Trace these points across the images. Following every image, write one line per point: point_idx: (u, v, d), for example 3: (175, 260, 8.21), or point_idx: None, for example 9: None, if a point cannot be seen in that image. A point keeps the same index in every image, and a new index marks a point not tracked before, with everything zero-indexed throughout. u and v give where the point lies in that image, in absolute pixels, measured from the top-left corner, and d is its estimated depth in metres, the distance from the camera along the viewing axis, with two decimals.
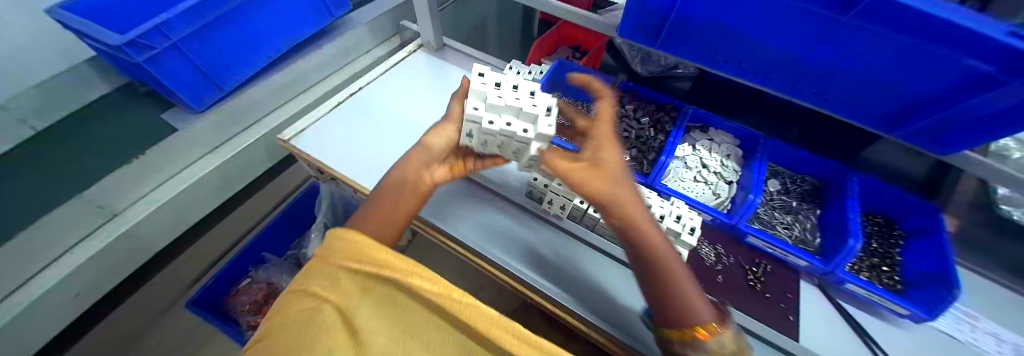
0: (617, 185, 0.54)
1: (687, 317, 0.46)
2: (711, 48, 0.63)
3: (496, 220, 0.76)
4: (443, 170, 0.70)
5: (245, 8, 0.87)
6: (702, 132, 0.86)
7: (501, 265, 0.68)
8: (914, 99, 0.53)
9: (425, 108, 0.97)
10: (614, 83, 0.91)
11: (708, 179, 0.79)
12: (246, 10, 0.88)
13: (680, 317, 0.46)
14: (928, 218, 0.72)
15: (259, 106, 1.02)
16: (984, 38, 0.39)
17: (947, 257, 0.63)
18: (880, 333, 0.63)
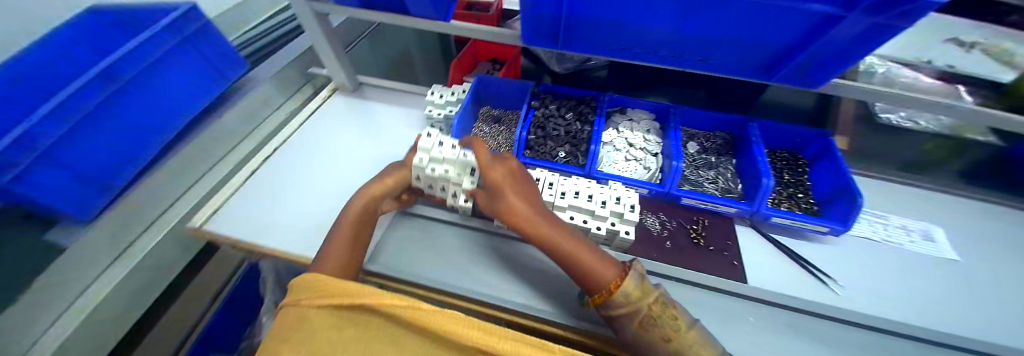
0: (507, 194, 0.62)
1: (594, 280, 0.53)
2: (609, 40, 0.70)
3: (450, 247, 0.72)
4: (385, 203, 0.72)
5: (128, 92, 0.81)
6: (622, 114, 0.92)
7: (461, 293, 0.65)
8: (778, 48, 0.61)
9: (352, 149, 0.93)
10: (533, 86, 0.93)
11: (636, 156, 0.84)
12: (131, 95, 0.81)
13: (589, 283, 0.54)
14: (822, 143, 0.82)
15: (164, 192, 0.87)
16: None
17: (844, 172, 0.72)
18: (808, 252, 0.72)
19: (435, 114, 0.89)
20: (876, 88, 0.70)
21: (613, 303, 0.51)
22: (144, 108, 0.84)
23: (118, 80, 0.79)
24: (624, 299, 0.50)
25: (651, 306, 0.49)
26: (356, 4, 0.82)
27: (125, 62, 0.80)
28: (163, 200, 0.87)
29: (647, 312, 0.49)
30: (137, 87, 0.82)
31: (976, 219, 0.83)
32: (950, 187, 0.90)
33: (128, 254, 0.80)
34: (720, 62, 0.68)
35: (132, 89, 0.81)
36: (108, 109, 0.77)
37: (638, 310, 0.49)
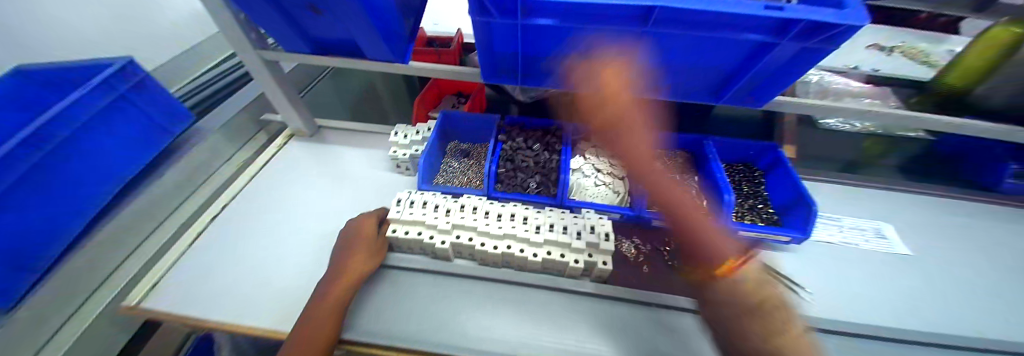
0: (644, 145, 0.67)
1: (719, 252, 0.56)
2: (566, 73, 0.71)
3: (427, 300, 0.67)
4: (359, 261, 0.65)
5: (53, 158, 0.72)
6: (587, 140, 0.94)
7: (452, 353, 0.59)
8: (722, 74, 0.65)
9: (312, 198, 0.88)
10: (498, 119, 0.93)
11: (605, 180, 0.85)
12: (55, 161, 0.73)
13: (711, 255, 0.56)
14: (773, 154, 0.87)
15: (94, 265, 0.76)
16: (755, 26, 0.52)
17: (796, 181, 0.76)
18: (775, 262, 0.75)
19: (400, 154, 0.86)
20: (812, 102, 0.75)
21: (738, 275, 0.53)
22: (71, 173, 0.75)
23: (42, 148, 0.70)
24: (745, 274, 0.53)
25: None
26: (308, 50, 0.80)
27: (53, 126, 0.71)
28: (92, 274, 0.76)
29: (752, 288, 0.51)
30: (63, 152, 0.74)
31: (910, 214, 0.92)
32: (893, 185, 1.00)
33: (55, 342, 0.68)
34: (673, 89, 0.71)
35: (58, 155, 0.73)
36: (31, 178, 0.69)
37: (754, 293, 0.50)
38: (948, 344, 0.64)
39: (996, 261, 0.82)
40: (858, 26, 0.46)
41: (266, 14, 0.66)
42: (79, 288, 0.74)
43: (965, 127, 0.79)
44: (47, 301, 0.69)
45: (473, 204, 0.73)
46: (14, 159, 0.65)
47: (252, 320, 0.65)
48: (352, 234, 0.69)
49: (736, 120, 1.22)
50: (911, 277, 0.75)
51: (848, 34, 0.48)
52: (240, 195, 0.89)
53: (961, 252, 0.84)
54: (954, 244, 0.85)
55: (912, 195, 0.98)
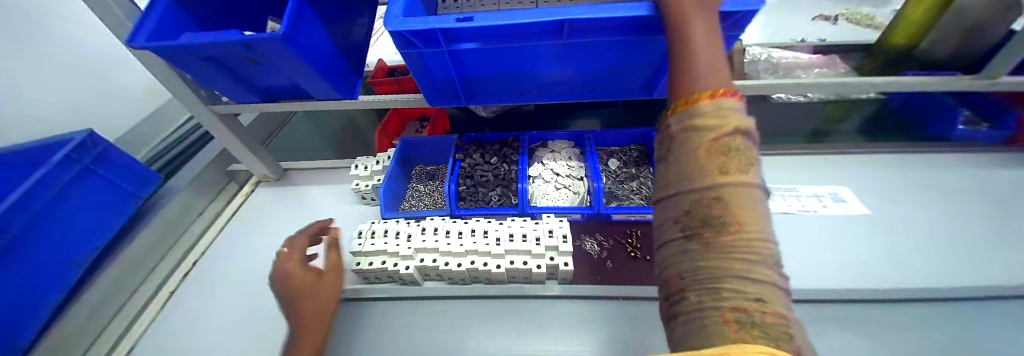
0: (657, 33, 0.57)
1: (692, 84, 0.39)
2: (507, 89, 0.75)
3: (397, 327, 0.68)
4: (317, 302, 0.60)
5: (27, 235, 0.72)
6: (544, 147, 0.97)
7: None
8: (648, 71, 0.68)
9: (281, 244, 0.92)
10: (456, 139, 0.96)
11: (564, 183, 0.87)
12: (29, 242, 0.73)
13: (679, 90, 0.40)
14: None
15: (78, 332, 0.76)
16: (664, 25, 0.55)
17: None
18: None
19: (363, 186, 0.89)
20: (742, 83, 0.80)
21: (697, 109, 0.37)
22: (42, 254, 0.76)
23: (9, 231, 0.69)
24: (713, 108, 0.36)
25: (712, 170, 0.33)
26: (257, 99, 0.83)
27: (27, 199, 0.72)
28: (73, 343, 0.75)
29: (712, 137, 0.35)
30: (32, 232, 0.74)
31: (866, 175, 0.95)
32: (848, 149, 1.03)
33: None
34: (610, 90, 0.74)
35: (30, 234, 0.73)
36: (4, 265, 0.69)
37: (703, 134, 0.35)
38: (884, 299, 0.67)
39: (945, 210, 0.85)
40: (754, 10, 0.51)
41: (206, 71, 0.69)
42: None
43: (895, 84, 0.83)
44: None
45: (433, 225, 0.75)
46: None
47: None
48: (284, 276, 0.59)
49: None
50: (858, 239, 0.80)
51: (750, 16, 0.53)
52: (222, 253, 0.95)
53: (916, 205, 0.87)
54: (910, 197, 0.88)
55: (867, 155, 1.01)
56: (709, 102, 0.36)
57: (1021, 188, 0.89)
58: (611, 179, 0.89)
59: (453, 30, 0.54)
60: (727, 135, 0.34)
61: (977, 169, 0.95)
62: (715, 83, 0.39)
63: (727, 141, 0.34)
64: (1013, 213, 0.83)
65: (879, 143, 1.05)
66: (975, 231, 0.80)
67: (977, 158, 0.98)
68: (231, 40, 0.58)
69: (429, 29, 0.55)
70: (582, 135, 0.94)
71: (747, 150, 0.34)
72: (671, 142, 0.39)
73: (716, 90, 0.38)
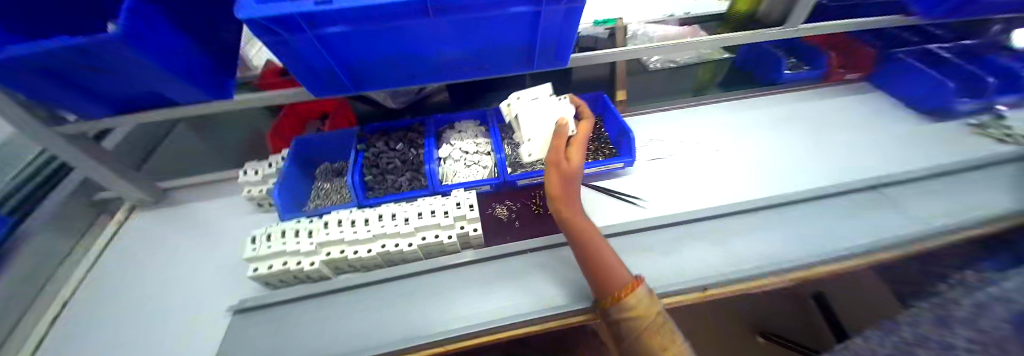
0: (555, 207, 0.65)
1: (613, 284, 0.54)
2: (396, 74, 0.76)
3: (310, 323, 0.66)
4: None
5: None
6: (452, 129, 1.00)
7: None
8: (524, 46, 0.75)
9: (172, 269, 0.84)
10: (357, 130, 0.94)
11: (473, 160, 0.92)
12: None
13: (606, 288, 0.55)
14: (601, 102, 1.01)
15: None
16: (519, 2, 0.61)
17: (619, 119, 0.90)
18: (619, 184, 0.88)
19: (255, 193, 0.85)
20: (609, 51, 0.91)
21: (629, 304, 0.52)
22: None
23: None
24: (637, 301, 0.52)
25: (658, 345, 0.49)
26: (107, 113, 0.73)
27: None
28: None
29: (648, 322, 0.51)
30: None
31: (728, 115, 1.14)
32: (713, 98, 1.23)
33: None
34: (495, 66, 0.80)
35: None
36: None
37: (641, 322, 0.51)
38: (737, 210, 0.75)
39: (779, 136, 1.04)
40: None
41: (30, 82, 0.59)
42: None
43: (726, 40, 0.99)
44: None
45: (338, 218, 0.74)
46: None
47: None
48: None
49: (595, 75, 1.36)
50: (714, 168, 0.93)
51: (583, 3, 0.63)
52: (99, 293, 0.83)
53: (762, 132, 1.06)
54: (763, 128, 1.07)
55: (729, 102, 1.21)
56: (629, 296, 0.52)
57: (835, 110, 1.14)
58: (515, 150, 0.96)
59: (316, 15, 0.55)
60: (653, 318, 0.51)
61: (807, 100, 1.19)
62: (622, 278, 0.55)
63: (655, 323, 0.51)
64: (829, 129, 1.06)
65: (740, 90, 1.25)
66: (803, 146, 1.00)
67: (801, 95, 1.22)
68: (56, 47, 0.51)
69: (292, 17, 0.54)
70: (485, 113, 1.00)
71: (664, 321, 0.51)
72: (620, 326, 0.53)
73: (627, 283, 0.54)
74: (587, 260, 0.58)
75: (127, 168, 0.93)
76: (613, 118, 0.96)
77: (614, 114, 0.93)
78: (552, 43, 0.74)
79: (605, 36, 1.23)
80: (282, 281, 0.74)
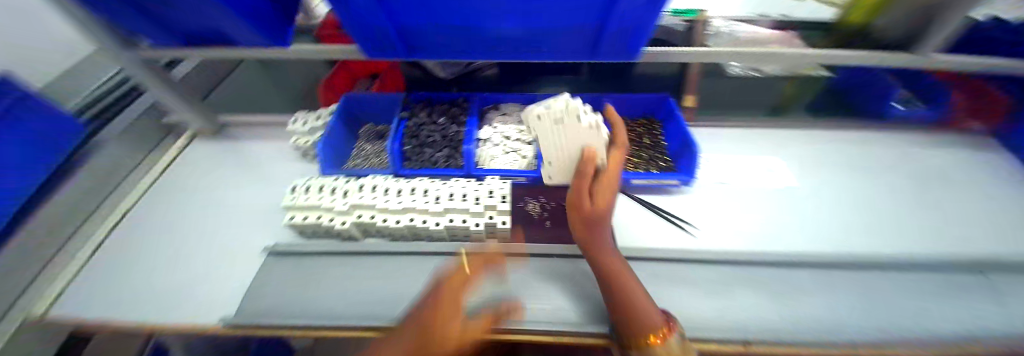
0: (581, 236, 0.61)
1: (642, 327, 0.49)
2: (448, 45, 0.72)
3: (333, 280, 0.68)
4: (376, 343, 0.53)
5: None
6: (495, 110, 0.96)
7: (356, 323, 0.60)
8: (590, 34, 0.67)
9: (220, 199, 0.90)
10: (403, 97, 0.93)
11: (513, 147, 0.87)
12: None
13: (632, 331, 0.50)
14: (664, 106, 0.91)
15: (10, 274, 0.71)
16: None
17: (682, 129, 0.81)
18: (669, 203, 0.80)
19: (302, 142, 0.86)
20: (691, 50, 0.80)
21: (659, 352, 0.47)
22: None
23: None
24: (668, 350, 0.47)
25: None
26: (176, 43, 0.76)
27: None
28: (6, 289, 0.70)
29: None
30: None
31: (807, 148, 1.00)
32: (792, 124, 1.07)
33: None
34: (553, 50, 0.73)
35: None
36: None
37: None
38: (797, 264, 0.65)
39: (868, 185, 0.89)
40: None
41: (113, 6, 0.63)
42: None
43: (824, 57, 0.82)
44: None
45: (372, 183, 0.74)
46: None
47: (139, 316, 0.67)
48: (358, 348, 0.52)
49: (660, 74, 1.23)
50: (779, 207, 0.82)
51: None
52: (160, 207, 0.91)
53: (846, 175, 0.92)
54: (847, 171, 0.93)
55: (810, 132, 1.05)
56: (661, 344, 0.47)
57: (947, 164, 0.95)
58: None
59: None
60: None
61: (911, 147, 1.00)
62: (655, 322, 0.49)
63: None
64: (935, 187, 0.89)
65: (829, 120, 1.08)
66: (896, 201, 0.85)
67: (904, 140, 1.03)
68: None
69: None
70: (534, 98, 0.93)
71: None
72: None
73: (660, 329, 0.49)
74: (612, 298, 0.53)
75: (193, 98, 0.99)
76: (675, 127, 0.86)
77: (679, 123, 0.83)
78: (622, 35, 0.65)
79: (683, 29, 1.08)
80: (313, 233, 0.76)
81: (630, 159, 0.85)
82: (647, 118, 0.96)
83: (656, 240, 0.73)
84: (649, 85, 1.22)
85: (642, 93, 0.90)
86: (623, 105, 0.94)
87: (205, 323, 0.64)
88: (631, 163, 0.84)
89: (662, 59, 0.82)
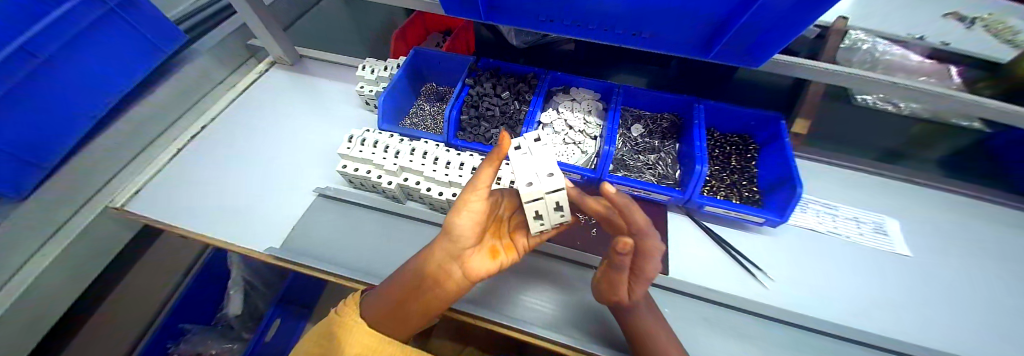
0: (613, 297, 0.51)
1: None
2: (535, 10, 0.63)
3: (368, 235, 0.67)
4: (394, 285, 0.47)
5: (44, 70, 0.69)
6: (565, 94, 0.88)
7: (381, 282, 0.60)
8: (712, 21, 0.54)
9: (286, 130, 0.94)
10: (472, 62, 0.89)
11: (575, 139, 0.80)
12: (45, 77, 0.70)
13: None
14: (773, 127, 0.76)
15: (107, 160, 0.82)
16: None
17: (789, 160, 0.67)
18: (742, 241, 0.72)
19: (367, 91, 0.84)
20: (831, 67, 0.64)
21: None
22: (65, 91, 0.73)
23: (37, 56, 0.67)
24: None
25: None
26: None
27: (40, 38, 0.67)
28: (103, 173, 0.82)
29: None
30: (54, 66, 0.71)
31: (939, 214, 0.80)
32: (922, 178, 0.87)
33: (65, 229, 0.74)
34: (654, 39, 0.62)
35: (50, 68, 0.70)
36: (27, 88, 0.67)
37: None
38: (883, 344, 0.55)
39: (1015, 280, 0.69)
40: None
41: None
42: (93, 183, 0.80)
43: (1018, 117, 0.61)
44: (58, 196, 0.74)
45: (423, 149, 0.71)
46: (11, 66, 0.64)
47: (205, 226, 0.74)
48: (384, 310, 0.47)
49: (762, 87, 1.06)
50: (875, 274, 0.68)
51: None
52: (234, 126, 0.97)
53: (986, 261, 0.72)
54: (989, 255, 0.73)
55: (945, 196, 0.84)
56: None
57: None
58: (629, 146, 0.82)
59: None
60: None
61: None
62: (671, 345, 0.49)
63: None
64: None
65: (973, 186, 0.86)
66: None
67: None
68: None
69: None
70: (614, 88, 0.83)
71: None
72: None
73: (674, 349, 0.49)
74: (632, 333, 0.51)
75: (276, 27, 1.00)
76: (773, 155, 0.74)
77: (782, 153, 0.70)
78: (755, 35, 0.53)
79: (813, 37, 0.96)
80: (360, 184, 0.77)
81: (708, 182, 0.75)
82: (739, 136, 0.84)
83: (716, 280, 0.66)
84: (745, 95, 1.05)
85: (744, 107, 0.77)
86: (717, 115, 0.82)
87: (252, 248, 0.70)
88: (705, 187, 0.74)
89: (784, 74, 0.68)
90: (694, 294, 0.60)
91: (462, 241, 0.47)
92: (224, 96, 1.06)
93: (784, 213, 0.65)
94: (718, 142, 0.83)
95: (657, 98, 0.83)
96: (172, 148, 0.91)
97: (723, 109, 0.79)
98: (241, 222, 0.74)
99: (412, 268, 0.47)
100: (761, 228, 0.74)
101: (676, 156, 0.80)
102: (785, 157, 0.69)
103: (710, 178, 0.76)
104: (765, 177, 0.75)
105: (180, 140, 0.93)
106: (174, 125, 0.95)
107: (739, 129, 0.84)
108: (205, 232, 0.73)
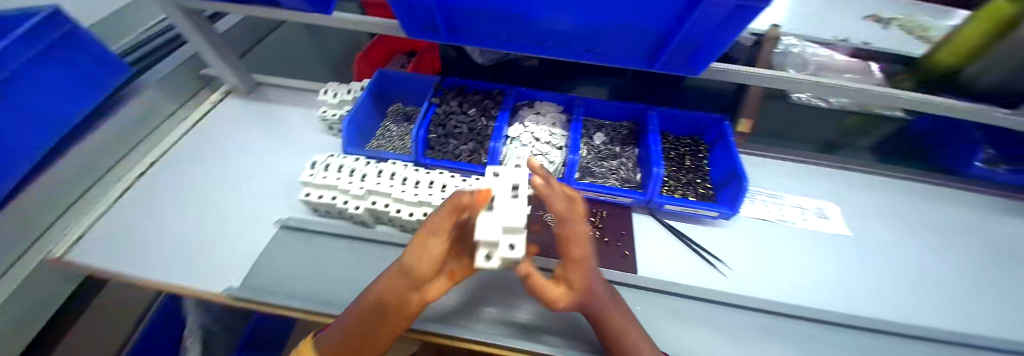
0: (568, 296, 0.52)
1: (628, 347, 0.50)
2: (493, 32, 0.66)
3: (337, 263, 0.66)
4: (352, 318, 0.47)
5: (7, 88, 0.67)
6: (530, 107, 0.92)
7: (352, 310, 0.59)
8: (653, 36, 0.59)
9: (247, 161, 0.92)
10: (436, 82, 0.91)
11: (541, 150, 0.83)
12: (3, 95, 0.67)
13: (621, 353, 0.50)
14: (718, 128, 0.83)
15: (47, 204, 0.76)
16: None
17: (734, 157, 0.73)
18: (701, 236, 0.77)
19: (330, 116, 0.84)
20: (759, 71, 0.71)
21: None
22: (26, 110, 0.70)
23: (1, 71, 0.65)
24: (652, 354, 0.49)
25: None
26: None
27: None
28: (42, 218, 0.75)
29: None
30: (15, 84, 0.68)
31: (870, 196, 0.89)
32: (854, 165, 0.96)
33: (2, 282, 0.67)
34: (605, 54, 0.67)
35: (12, 84, 0.68)
36: None
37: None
38: (830, 319, 0.60)
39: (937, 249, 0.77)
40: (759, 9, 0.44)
41: None
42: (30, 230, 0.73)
43: (919, 104, 0.70)
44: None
45: (391, 170, 0.72)
46: None
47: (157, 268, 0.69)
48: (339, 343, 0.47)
49: (710, 91, 1.15)
50: (820, 255, 0.74)
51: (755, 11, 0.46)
52: (189, 160, 0.93)
53: (912, 234, 0.80)
54: (914, 229, 0.81)
55: (874, 179, 0.93)
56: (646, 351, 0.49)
57: None
58: (593, 153, 0.86)
59: None
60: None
61: (993, 213, 0.86)
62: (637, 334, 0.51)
63: None
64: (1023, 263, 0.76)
65: (897, 168, 0.96)
66: (971, 274, 0.73)
67: (992, 204, 0.89)
68: None
69: None
70: (575, 100, 0.88)
71: None
72: None
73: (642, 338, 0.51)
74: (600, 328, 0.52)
75: (231, 56, 0.99)
76: (721, 153, 0.80)
77: (728, 150, 0.77)
78: (692, 46, 0.58)
79: (748, 43, 1.06)
80: (328, 211, 0.76)
81: (667, 182, 0.80)
82: (690, 137, 0.90)
83: (681, 274, 0.69)
84: (695, 100, 1.13)
85: (692, 111, 0.83)
86: (670, 119, 0.88)
87: (210, 288, 0.66)
88: (665, 187, 0.79)
89: (723, 79, 0.75)
90: (662, 290, 0.64)
91: (421, 278, 0.47)
92: (176, 129, 1.01)
93: (735, 205, 0.70)
94: (672, 144, 0.89)
95: (615, 107, 0.88)
96: (119, 187, 0.86)
97: (675, 113, 0.85)
98: (197, 261, 0.71)
99: (370, 303, 0.47)
100: (717, 222, 0.80)
101: (637, 159, 0.85)
102: (731, 154, 0.75)
103: (669, 178, 0.81)
104: (717, 173, 0.81)
105: (128, 179, 0.88)
106: (121, 162, 0.90)
107: (690, 132, 0.91)
108: (157, 275, 0.68)
